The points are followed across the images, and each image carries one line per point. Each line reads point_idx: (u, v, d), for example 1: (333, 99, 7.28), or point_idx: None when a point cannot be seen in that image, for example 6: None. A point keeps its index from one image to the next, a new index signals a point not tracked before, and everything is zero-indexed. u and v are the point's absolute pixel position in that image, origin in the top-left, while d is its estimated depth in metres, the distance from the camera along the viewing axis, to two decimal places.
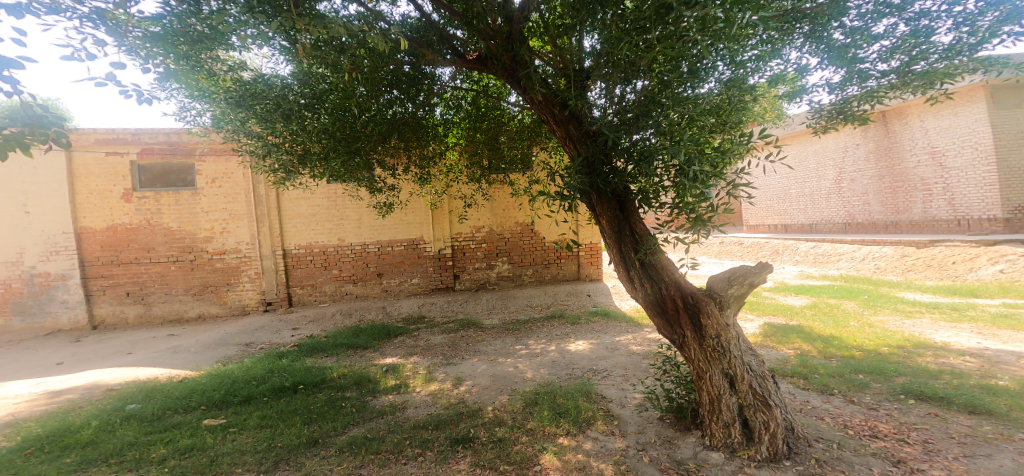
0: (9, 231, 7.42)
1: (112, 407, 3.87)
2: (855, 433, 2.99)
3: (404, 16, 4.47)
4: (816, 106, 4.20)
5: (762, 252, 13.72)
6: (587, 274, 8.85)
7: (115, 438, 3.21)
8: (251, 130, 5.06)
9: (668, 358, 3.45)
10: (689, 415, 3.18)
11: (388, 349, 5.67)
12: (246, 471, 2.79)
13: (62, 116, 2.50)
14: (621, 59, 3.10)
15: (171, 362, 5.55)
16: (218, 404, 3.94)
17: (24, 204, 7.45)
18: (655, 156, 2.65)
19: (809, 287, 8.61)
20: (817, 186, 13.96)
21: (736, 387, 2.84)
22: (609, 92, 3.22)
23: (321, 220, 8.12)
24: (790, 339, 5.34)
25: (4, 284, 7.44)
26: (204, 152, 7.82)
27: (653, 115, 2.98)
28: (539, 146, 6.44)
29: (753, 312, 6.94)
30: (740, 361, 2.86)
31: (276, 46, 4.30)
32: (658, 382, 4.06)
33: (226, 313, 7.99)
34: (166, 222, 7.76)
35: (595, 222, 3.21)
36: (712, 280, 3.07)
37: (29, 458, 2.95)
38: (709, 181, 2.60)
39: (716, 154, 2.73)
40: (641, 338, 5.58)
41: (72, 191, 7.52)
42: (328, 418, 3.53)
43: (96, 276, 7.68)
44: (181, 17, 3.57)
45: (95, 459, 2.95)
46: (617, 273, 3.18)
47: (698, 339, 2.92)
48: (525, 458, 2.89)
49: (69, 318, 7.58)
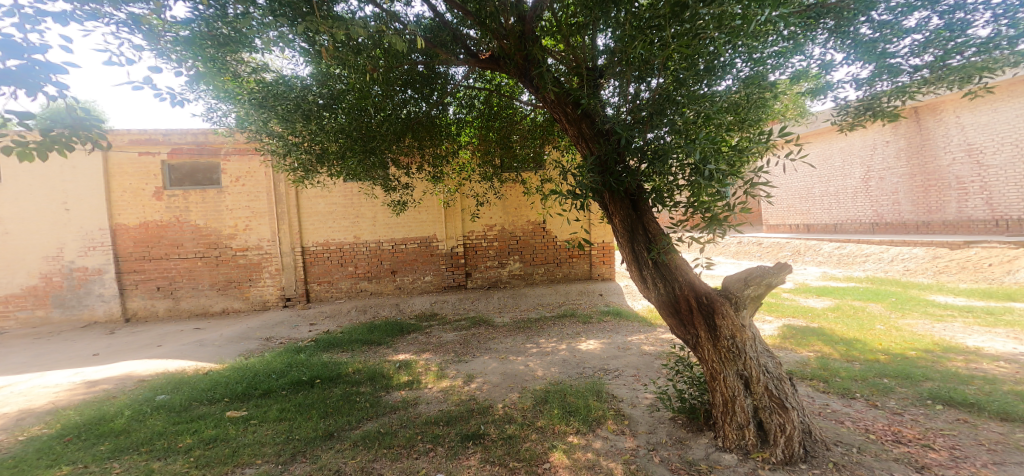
0: (50, 227, 7.77)
1: (143, 398, 4.03)
2: (877, 437, 2.91)
3: (417, 16, 4.54)
4: (842, 102, 4.07)
5: (782, 252, 13.39)
6: (599, 273, 8.81)
7: (146, 428, 3.36)
8: (273, 130, 5.25)
9: (681, 358, 3.42)
10: (702, 416, 3.15)
11: (401, 346, 5.75)
12: (265, 462, 2.87)
13: (102, 119, 2.74)
14: (635, 57, 3.08)
15: (197, 355, 5.75)
16: (241, 396, 4.07)
17: (64, 201, 7.78)
18: (670, 154, 2.62)
19: (833, 288, 8.37)
20: (843, 185, 13.54)
21: (752, 389, 2.79)
22: (623, 91, 3.20)
23: (338, 219, 8.28)
24: (810, 342, 5.21)
25: (45, 278, 7.81)
26: (229, 152, 8.05)
27: (669, 113, 2.94)
28: (551, 144, 6.42)
29: (772, 314, 6.80)
30: (755, 363, 2.81)
31: (297, 49, 4.40)
32: (670, 382, 4.04)
33: (248, 308, 8.22)
34: (194, 219, 8.02)
35: (608, 222, 3.20)
36: (726, 281, 3.04)
37: (68, 445, 3.11)
38: (727, 180, 2.54)
39: (732, 153, 2.69)
40: (654, 338, 5.53)
41: (108, 190, 7.84)
42: (343, 412, 3.61)
43: (129, 271, 7.99)
44: (209, 20, 3.72)
45: (128, 447, 3.08)
46: (630, 272, 3.16)
47: (712, 340, 2.89)
48: (535, 455, 2.90)
49: (104, 311, 7.91)
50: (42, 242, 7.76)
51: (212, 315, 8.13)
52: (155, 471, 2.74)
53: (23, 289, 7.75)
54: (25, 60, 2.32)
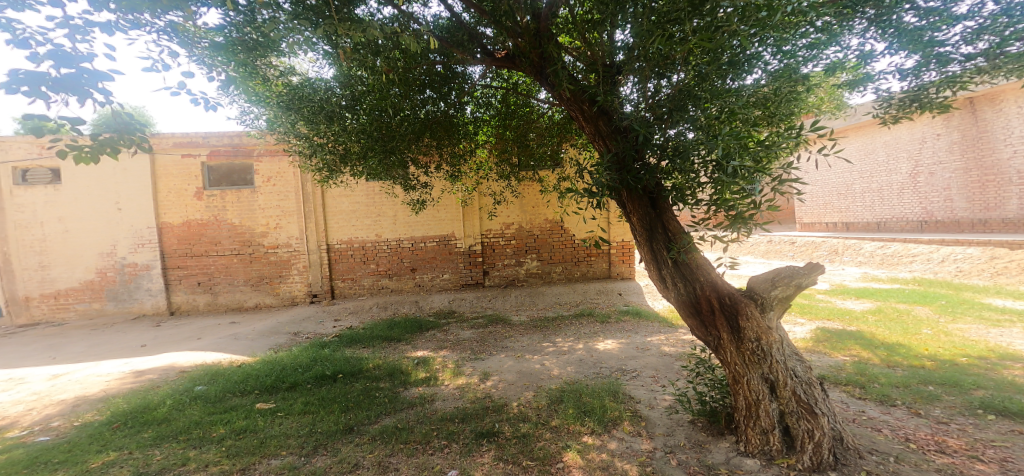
0: (105, 226, 8.30)
1: (183, 388, 4.26)
2: (918, 447, 2.75)
3: (434, 16, 4.59)
4: (885, 94, 3.82)
5: (817, 252, 12.81)
6: (618, 273, 8.71)
7: (184, 417, 3.55)
8: (299, 131, 5.48)
9: (702, 360, 3.32)
10: (723, 419, 3.05)
11: (419, 343, 5.84)
12: (290, 454, 2.98)
13: (146, 123, 2.91)
14: (653, 52, 2.99)
15: (232, 348, 6.03)
16: (269, 389, 4.23)
17: (116, 201, 8.27)
18: (691, 151, 2.54)
19: (874, 290, 7.95)
20: (887, 181, 12.83)
21: (778, 393, 2.69)
22: (642, 86, 3.11)
23: (361, 217, 8.48)
24: (846, 346, 4.97)
25: (101, 273, 8.35)
26: (261, 153, 8.37)
27: (690, 109, 2.85)
28: (568, 142, 6.36)
29: (805, 316, 6.51)
30: (782, 366, 2.71)
31: (321, 52, 4.53)
32: (689, 384, 3.95)
33: (278, 303, 8.53)
34: (230, 217, 8.39)
35: (626, 220, 3.14)
36: (752, 281, 2.94)
37: (116, 431, 3.32)
38: (753, 176, 2.41)
39: (759, 148, 2.56)
40: (674, 339, 5.41)
41: (155, 190, 8.29)
42: (363, 407, 3.70)
43: (173, 267, 8.43)
44: (239, 26, 3.85)
45: (168, 435, 3.26)
46: (649, 271, 3.10)
47: (734, 341, 2.80)
48: (549, 455, 2.89)
49: (151, 304, 8.39)
50: (98, 239, 8.30)
51: (246, 309, 8.49)
52: (190, 459, 2.88)
53: (81, 283, 8.32)
54: (76, 68, 2.51)
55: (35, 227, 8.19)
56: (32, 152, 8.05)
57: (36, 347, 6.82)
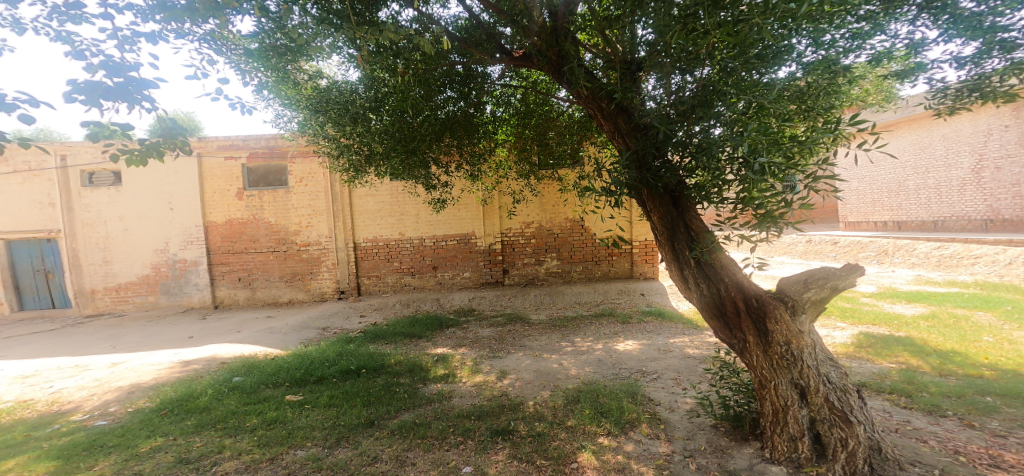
0: (158, 224, 8.85)
1: (222, 379, 4.49)
2: (969, 460, 2.57)
3: (454, 17, 4.64)
4: (939, 85, 3.51)
5: (864, 252, 12.09)
6: (641, 273, 8.55)
7: (222, 406, 3.74)
8: (327, 132, 5.68)
9: (726, 363, 3.20)
10: (747, 424, 2.94)
11: (439, 340, 5.93)
12: (314, 445, 3.08)
13: (187, 127, 3.07)
14: (676, 48, 2.88)
15: (267, 341, 6.31)
16: (298, 381, 4.39)
17: (168, 202, 8.79)
18: (716, 147, 2.40)
19: (928, 294, 7.42)
20: (946, 177, 11.99)
21: (808, 399, 2.56)
22: (665, 83, 2.97)
23: (385, 216, 8.68)
24: (894, 353, 4.68)
25: (156, 268, 8.93)
26: (294, 155, 8.69)
27: (716, 105, 2.70)
28: (588, 140, 6.26)
29: (847, 320, 6.16)
30: (814, 372, 2.58)
31: (346, 56, 4.67)
32: (713, 388, 3.84)
33: (309, 299, 8.84)
34: (267, 216, 8.77)
35: (647, 219, 3.07)
36: (783, 283, 2.80)
37: (163, 418, 3.55)
38: (783, 173, 2.25)
39: (792, 143, 2.37)
40: (699, 341, 5.25)
41: (201, 190, 8.76)
42: (383, 401, 3.79)
43: (217, 263, 8.89)
44: (270, 33, 4.01)
45: (207, 423, 3.44)
46: (670, 272, 3.02)
47: (762, 345, 2.69)
48: (564, 454, 2.88)
49: (198, 298, 8.90)
50: (152, 237, 8.86)
51: (280, 304, 8.85)
52: (225, 447, 3.03)
53: (139, 278, 8.92)
54: (124, 78, 2.70)
55: (99, 225, 8.82)
56: (95, 156, 8.68)
57: (98, 336, 7.37)
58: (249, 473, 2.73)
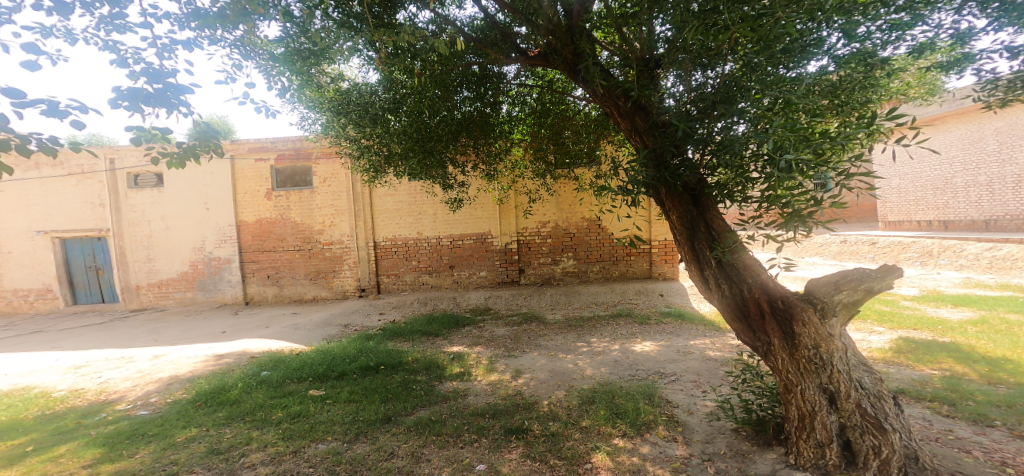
0: (196, 224, 9.21)
1: (251, 373, 4.65)
2: (1016, 473, 2.42)
3: (470, 17, 4.67)
4: (990, 76, 3.25)
5: (907, 252, 11.47)
6: (660, 273, 8.41)
7: (250, 399, 3.87)
8: (349, 134, 5.81)
9: (749, 366, 3.11)
10: (771, 429, 2.84)
11: (455, 338, 5.98)
12: (335, 439, 3.15)
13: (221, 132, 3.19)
14: (695, 44, 2.80)
15: (292, 337, 6.50)
16: (321, 377, 4.51)
17: (204, 202, 9.15)
18: (739, 143, 2.25)
19: (977, 298, 7.00)
20: (999, 173, 11.28)
21: (838, 405, 2.44)
22: (685, 79, 2.89)
23: (403, 216, 8.80)
24: (936, 359, 4.45)
25: (193, 266, 9.30)
26: (318, 156, 8.91)
27: (739, 101, 2.58)
28: (606, 139, 6.17)
29: (884, 324, 5.90)
30: (845, 377, 2.45)
31: (366, 58, 4.76)
32: (734, 391, 3.73)
33: (332, 296, 9.06)
34: (293, 216, 9.03)
35: (665, 217, 2.95)
36: (813, 285, 2.66)
37: (196, 409, 3.71)
38: (812, 170, 2.08)
39: (823, 139, 2.19)
40: (721, 344, 5.13)
41: (234, 191, 9.09)
42: (401, 398, 3.84)
43: (249, 261, 9.20)
44: (294, 37, 4.11)
45: (237, 415, 3.57)
46: (690, 272, 2.90)
47: (788, 348, 2.56)
48: (578, 455, 2.86)
49: (231, 294, 9.23)
50: (190, 236, 9.24)
51: (306, 301, 9.10)
52: (252, 439, 3.14)
53: (178, 274, 9.33)
54: (164, 85, 2.86)
55: (143, 224, 9.28)
56: (138, 159, 9.15)
57: (140, 330, 7.75)
58: (274, 465, 2.82)
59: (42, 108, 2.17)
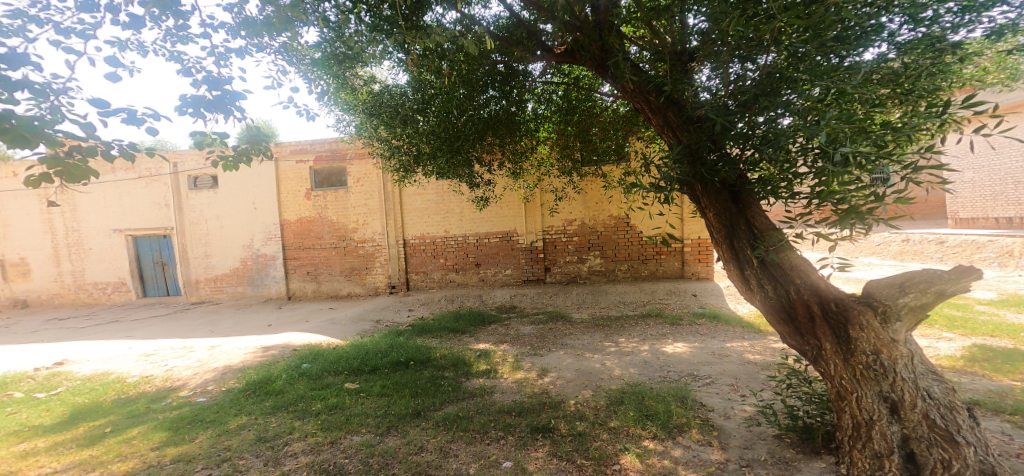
0: (246, 223, 9.64)
1: (293, 365, 4.84)
2: None
3: (495, 17, 4.66)
4: None
5: (981, 252, 10.17)
6: (693, 272, 8.19)
7: (293, 390, 4.02)
8: (381, 135, 5.99)
9: (795, 370, 2.94)
10: (819, 437, 2.68)
11: (482, 336, 6.03)
12: (368, 431, 3.24)
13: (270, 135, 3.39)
14: (734, 35, 2.63)
15: (329, 331, 6.73)
16: (356, 371, 4.63)
17: (252, 202, 9.56)
18: (784, 138, 2.08)
19: None
20: None
21: (901, 415, 2.18)
22: (721, 72, 2.73)
23: (432, 214, 8.93)
24: (1015, 369, 4.08)
25: (243, 262, 9.75)
26: (352, 157, 9.14)
27: (784, 92, 2.33)
28: (634, 135, 6.07)
29: (953, 331, 5.47)
30: (910, 385, 2.19)
31: (396, 61, 4.85)
32: (775, 396, 3.57)
33: (365, 293, 9.29)
34: (330, 215, 9.33)
35: (701, 215, 2.81)
36: (872, 287, 2.40)
37: (246, 398, 3.90)
38: (873, 165, 1.89)
39: (883, 131, 2.04)
40: (761, 347, 4.93)
41: (278, 191, 9.46)
42: (429, 393, 3.91)
43: (291, 258, 9.56)
44: (332, 43, 4.25)
45: (281, 405, 3.72)
46: (729, 272, 2.74)
47: (842, 354, 2.35)
48: (604, 455, 2.82)
49: (276, 290, 9.64)
50: (241, 234, 9.69)
51: (341, 297, 9.39)
52: (295, 428, 3.27)
53: (231, 270, 9.81)
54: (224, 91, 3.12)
55: (200, 223, 9.80)
56: (197, 161, 9.68)
57: (199, 321, 8.26)
58: (313, 454, 2.91)
59: (123, 117, 2.40)
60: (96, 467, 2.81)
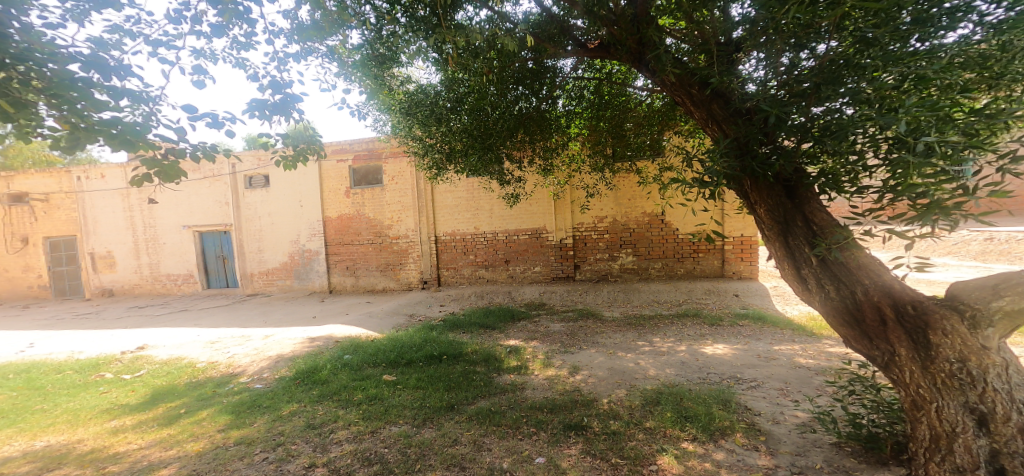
0: (293, 219, 9.98)
1: (336, 355, 5.00)
2: None
3: (525, 14, 4.64)
4: None
5: None
6: (733, 271, 8.00)
7: (336, 380, 4.15)
8: (415, 133, 6.16)
9: (860, 377, 2.75)
10: (888, 448, 2.49)
11: (512, 332, 6.05)
12: (405, 422, 3.32)
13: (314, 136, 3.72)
14: (790, 23, 2.49)
15: (367, 324, 6.92)
16: (393, 363, 4.74)
17: (299, 199, 9.89)
18: (851, 129, 1.98)
19: None
20: None
21: (991, 428, 1.89)
22: (772, 62, 2.59)
23: (462, 211, 9.01)
24: None
25: (291, 257, 10.09)
26: (387, 155, 9.33)
27: (847, 81, 2.21)
28: (670, 130, 5.99)
29: None
30: (1003, 396, 1.91)
31: (431, 61, 4.94)
32: (832, 402, 3.43)
33: (398, 287, 9.48)
34: (368, 212, 9.55)
35: (752, 213, 2.70)
36: (958, 288, 2.14)
37: (297, 386, 4.06)
38: (961, 154, 1.75)
39: (970, 117, 1.91)
40: (816, 351, 4.72)
41: (321, 189, 9.75)
42: (462, 387, 3.95)
43: (333, 253, 9.84)
44: (372, 45, 4.37)
45: (326, 393, 3.84)
46: (786, 273, 2.60)
47: (918, 359, 2.10)
48: (641, 455, 2.79)
49: (319, 283, 9.95)
50: (289, 230, 10.03)
51: (377, 292, 9.62)
52: (339, 417, 3.38)
53: (280, 264, 10.19)
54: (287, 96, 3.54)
55: (255, 220, 10.20)
56: (253, 162, 10.10)
57: (253, 311, 8.69)
58: (356, 443, 3.00)
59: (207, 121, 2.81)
60: (173, 445, 3.00)
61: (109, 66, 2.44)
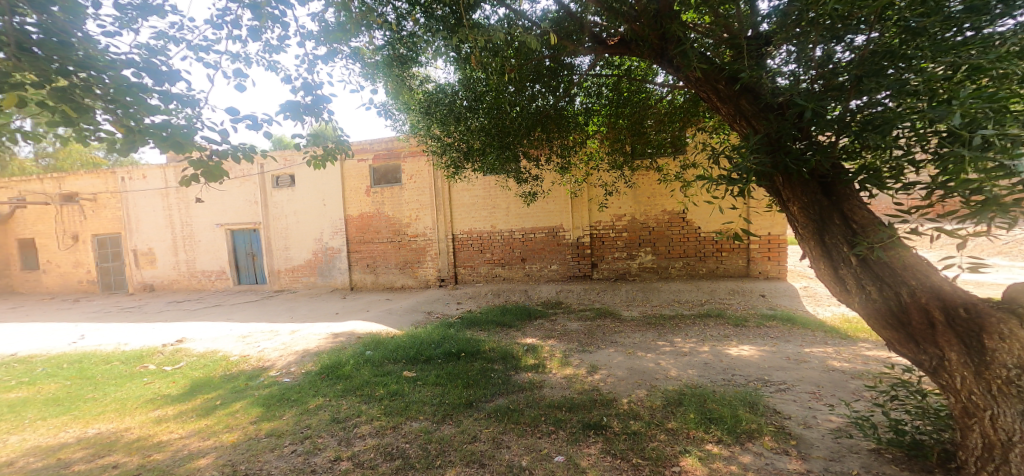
0: (317, 218, 10.14)
1: (359, 351, 5.06)
2: None
3: (543, 11, 4.60)
4: None
5: None
6: (759, 271, 7.85)
7: (358, 376, 4.20)
8: (433, 133, 6.21)
9: (903, 381, 2.69)
10: (934, 455, 2.40)
11: (529, 330, 6.05)
12: (425, 418, 3.34)
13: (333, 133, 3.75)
14: (827, 12, 2.38)
15: (387, 321, 7.00)
16: (413, 359, 4.77)
17: (322, 198, 10.04)
18: (898, 121, 1.91)
19: None
20: None
21: None
22: (804, 54, 2.50)
23: (479, 209, 9.03)
24: None
25: (315, 254, 10.25)
26: (406, 154, 9.41)
27: (891, 73, 2.13)
28: (692, 127, 5.88)
29: None
30: None
31: (449, 60, 4.95)
32: (869, 407, 3.33)
33: (416, 285, 9.56)
34: (387, 210, 9.63)
35: (785, 211, 2.63)
36: (1017, 290, 2.03)
37: (322, 380, 4.13)
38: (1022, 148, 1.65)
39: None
40: (851, 354, 4.59)
41: (343, 187, 9.89)
42: (481, 385, 3.96)
43: (354, 251, 9.96)
44: (393, 45, 4.40)
45: (349, 388, 3.89)
46: (824, 273, 2.52)
47: (971, 365, 2.02)
48: (663, 457, 2.76)
49: (341, 280, 10.09)
50: (313, 228, 10.19)
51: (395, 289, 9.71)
52: (362, 412, 3.41)
53: (304, 262, 10.35)
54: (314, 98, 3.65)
55: (280, 218, 10.41)
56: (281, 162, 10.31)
57: (280, 306, 8.88)
58: (378, 437, 3.03)
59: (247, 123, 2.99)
60: (211, 435, 3.08)
61: (159, 71, 2.58)
